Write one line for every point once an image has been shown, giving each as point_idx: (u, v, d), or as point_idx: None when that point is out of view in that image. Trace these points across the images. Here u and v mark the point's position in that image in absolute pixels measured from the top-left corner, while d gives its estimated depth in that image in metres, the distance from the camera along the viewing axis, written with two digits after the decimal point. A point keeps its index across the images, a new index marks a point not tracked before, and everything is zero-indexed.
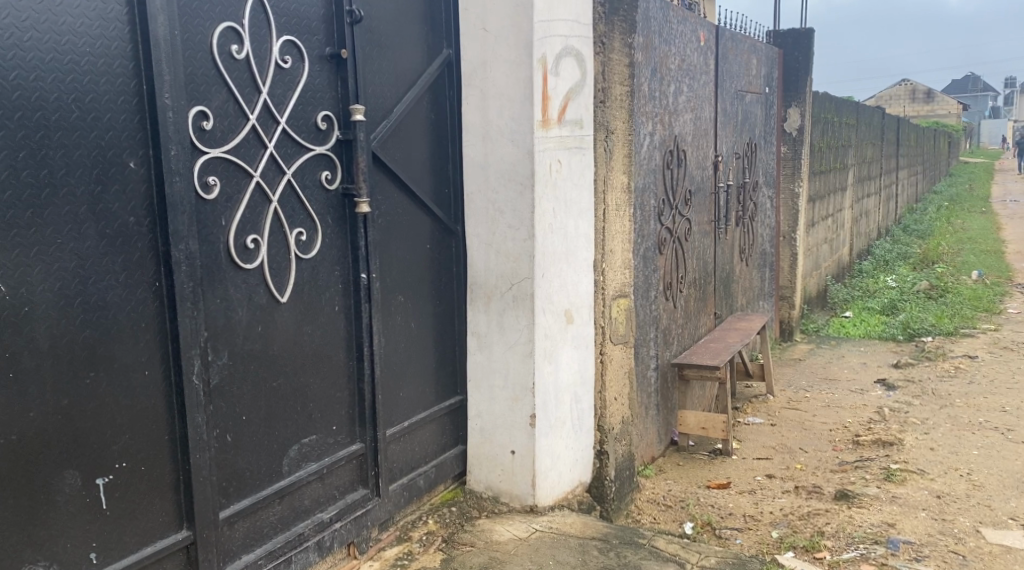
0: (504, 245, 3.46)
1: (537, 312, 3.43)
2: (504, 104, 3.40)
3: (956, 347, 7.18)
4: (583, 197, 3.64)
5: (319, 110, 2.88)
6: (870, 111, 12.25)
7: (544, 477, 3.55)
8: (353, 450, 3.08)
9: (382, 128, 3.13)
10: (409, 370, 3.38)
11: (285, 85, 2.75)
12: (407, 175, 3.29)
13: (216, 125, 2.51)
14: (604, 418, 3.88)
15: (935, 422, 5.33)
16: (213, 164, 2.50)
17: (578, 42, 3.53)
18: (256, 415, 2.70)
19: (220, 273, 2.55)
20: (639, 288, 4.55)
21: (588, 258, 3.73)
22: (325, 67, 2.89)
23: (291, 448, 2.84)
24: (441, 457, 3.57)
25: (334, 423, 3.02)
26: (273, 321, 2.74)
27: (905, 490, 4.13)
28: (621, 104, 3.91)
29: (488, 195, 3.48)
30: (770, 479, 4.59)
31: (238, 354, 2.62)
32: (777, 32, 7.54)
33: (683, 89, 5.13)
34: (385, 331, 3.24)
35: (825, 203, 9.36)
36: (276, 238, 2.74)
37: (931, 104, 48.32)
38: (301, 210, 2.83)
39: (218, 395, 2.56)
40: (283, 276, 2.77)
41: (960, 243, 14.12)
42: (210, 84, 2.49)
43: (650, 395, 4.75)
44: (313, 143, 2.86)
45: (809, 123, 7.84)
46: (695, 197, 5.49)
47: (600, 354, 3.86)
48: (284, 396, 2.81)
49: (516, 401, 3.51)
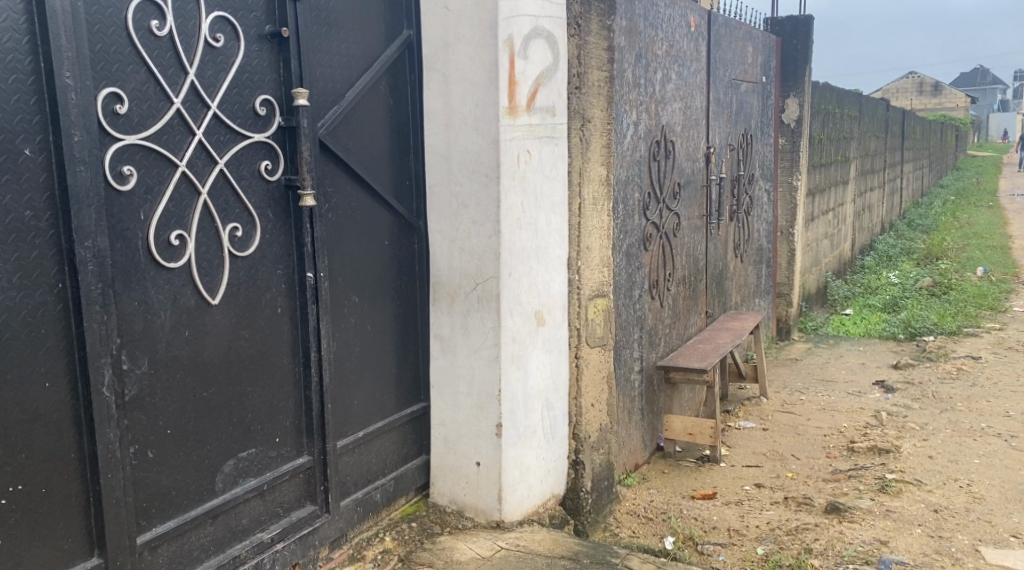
0: (468, 242, 3.22)
1: (503, 314, 3.20)
2: (468, 90, 3.15)
3: (959, 347, 6.91)
4: (556, 190, 3.40)
5: (258, 94, 2.64)
6: (874, 104, 11.95)
7: (511, 491, 3.31)
8: (299, 464, 2.85)
9: (331, 115, 2.88)
10: (365, 375, 3.14)
11: (217, 66, 2.51)
12: (361, 166, 3.04)
13: (133, 109, 2.29)
14: (579, 426, 3.64)
15: (935, 427, 5.09)
16: (129, 152, 2.28)
17: (549, 24, 3.28)
18: (184, 428, 2.48)
19: (139, 272, 2.32)
20: (621, 286, 4.31)
21: (561, 255, 3.49)
22: (265, 47, 2.65)
23: (226, 463, 2.62)
24: (401, 468, 3.33)
25: (277, 434, 2.78)
26: (202, 325, 2.51)
27: (901, 503, 3.87)
28: (600, 91, 3.66)
29: (451, 187, 3.23)
30: (759, 488, 4.35)
31: (160, 362, 2.39)
32: (775, 20, 7.28)
33: (671, 76, 4.88)
34: (337, 334, 3.00)
35: (825, 197, 9.11)
36: (206, 234, 2.50)
37: (939, 97, 47.87)
38: (236, 204, 2.59)
39: (136, 408, 2.33)
40: (215, 276, 2.53)
41: (965, 238, 13.82)
42: (126, 63, 2.26)
43: (634, 399, 4.51)
44: (250, 130, 2.62)
45: (808, 114, 7.57)
46: (685, 190, 5.24)
47: (575, 358, 3.62)
48: (217, 407, 2.58)
49: (482, 409, 3.27)
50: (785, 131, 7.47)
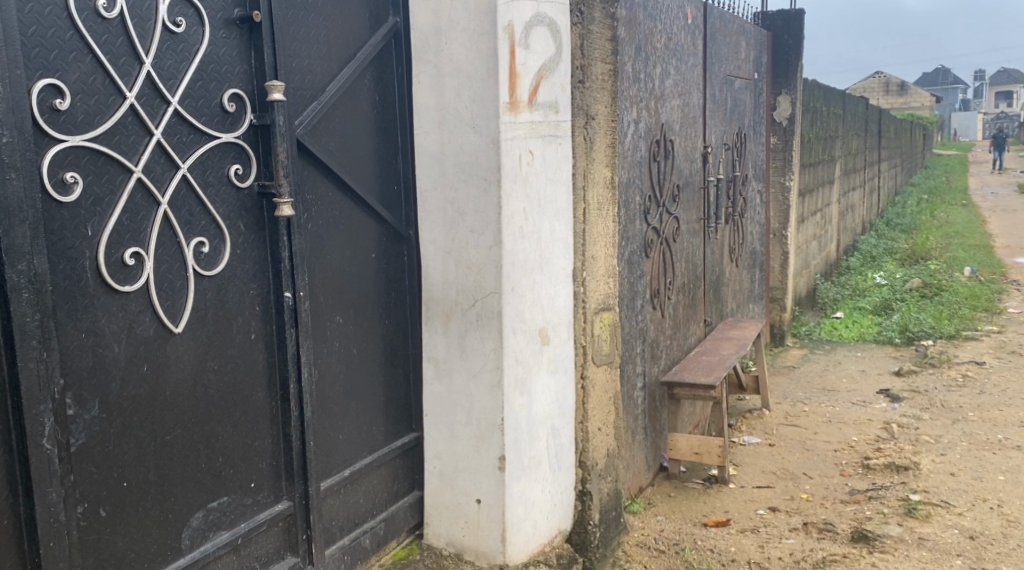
0: (465, 253, 2.87)
1: (506, 334, 2.86)
2: (464, 83, 2.81)
3: (960, 353, 6.67)
4: (560, 194, 3.08)
5: (226, 89, 2.29)
6: (855, 102, 11.71)
7: (515, 530, 2.98)
8: (278, 512, 2.49)
9: (310, 112, 2.53)
10: (350, 404, 2.78)
11: (178, 55, 2.16)
12: (344, 169, 2.69)
13: (78, 104, 1.92)
14: (586, 453, 3.31)
15: (950, 439, 4.83)
16: (74, 155, 1.91)
17: (551, 10, 2.96)
18: (144, 479, 2.11)
19: (86, 299, 1.96)
20: (624, 296, 3.98)
21: (566, 266, 3.15)
22: (233, 34, 2.30)
23: (194, 516, 2.25)
24: (392, 507, 2.97)
25: (253, 479, 2.42)
26: (164, 357, 2.14)
27: (932, 529, 3.60)
28: (604, 85, 3.33)
29: (445, 192, 2.89)
30: (774, 512, 4.04)
31: (114, 404, 2.03)
32: (764, 15, 6.99)
33: (669, 71, 4.57)
34: (319, 360, 2.64)
35: (813, 197, 8.86)
36: (167, 252, 2.14)
37: (905, 96, 48.25)
38: (202, 215, 2.23)
39: (85, 460, 1.96)
40: (178, 300, 2.18)
41: (946, 237, 13.69)
42: (67, 49, 1.90)
43: (638, 417, 4.18)
44: (217, 130, 2.26)
45: (799, 111, 7.31)
46: (684, 192, 4.93)
47: (581, 378, 3.28)
48: (183, 452, 2.21)
49: (482, 440, 2.93)
50: (776, 129, 7.21)
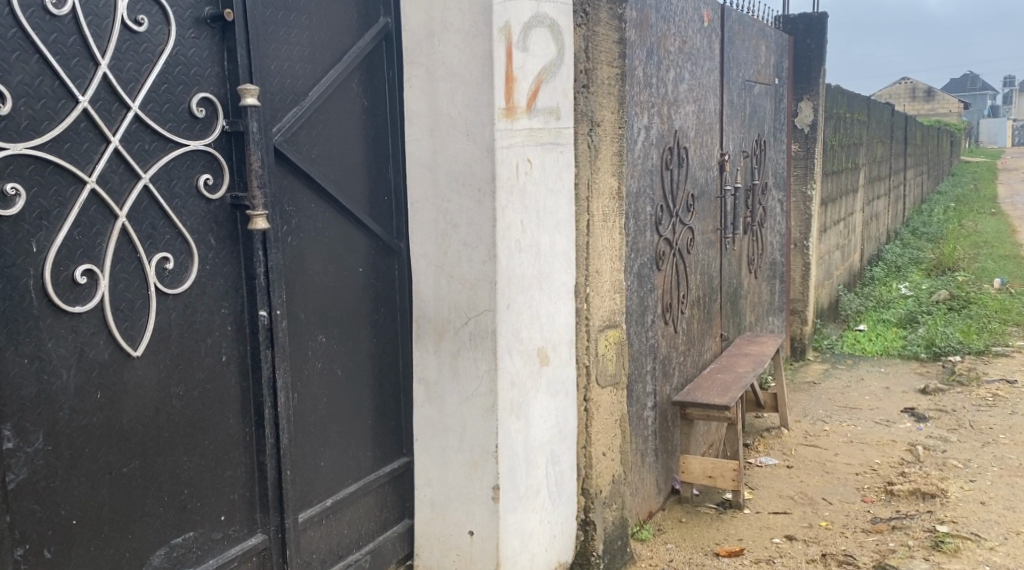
0: (458, 268, 2.70)
1: (501, 355, 2.68)
2: (458, 87, 2.63)
3: (990, 370, 6.40)
4: (561, 206, 2.89)
5: (195, 93, 2.13)
6: (880, 108, 11.44)
7: (511, 563, 2.79)
8: (251, 546, 2.32)
9: (290, 118, 2.36)
10: (333, 429, 2.60)
11: (140, 56, 2.00)
12: (329, 178, 2.52)
13: (21, 109, 1.77)
14: (589, 481, 3.12)
15: (980, 464, 4.58)
16: (15, 165, 1.76)
17: (552, 9, 2.78)
18: (97, 515, 1.95)
19: (29, 321, 1.80)
20: (633, 311, 3.79)
21: (567, 281, 2.96)
22: (203, 34, 2.14)
23: (155, 553, 2.08)
24: (380, 538, 2.79)
25: (223, 511, 2.25)
26: (121, 382, 1.98)
27: (961, 565, 3.37)
28: (610, 90, 3.14)
29: (437, 203, 2.71)
30: (791, 542, 3.82)
31: (62, 435, 1.86)
32: (786, 18, 6.76)
33: (684, 75, 4.38)
34: (299, 383, 2.47)
35: (837, 206, 8.60)
36: (126, 268, 1.98)
37: (932, 102, 47.61)
38: (166, 228, 2.07)
39: (27, 496, 1.80)
40: (138, 321, 2.01)
41: (975, 247, 13.32)
42: (9, 48, 1.75)
43: (648, 439, 3.98)
44: (185, 137, 2.10)
45: (822, 116, 7.07)
46: (698, 201, 4.72)
47: (583, 401, 3.10)
48: (143, 485, 2.05)
49: (475, 468, 2.74)
50: (798, 136, 6.98)
